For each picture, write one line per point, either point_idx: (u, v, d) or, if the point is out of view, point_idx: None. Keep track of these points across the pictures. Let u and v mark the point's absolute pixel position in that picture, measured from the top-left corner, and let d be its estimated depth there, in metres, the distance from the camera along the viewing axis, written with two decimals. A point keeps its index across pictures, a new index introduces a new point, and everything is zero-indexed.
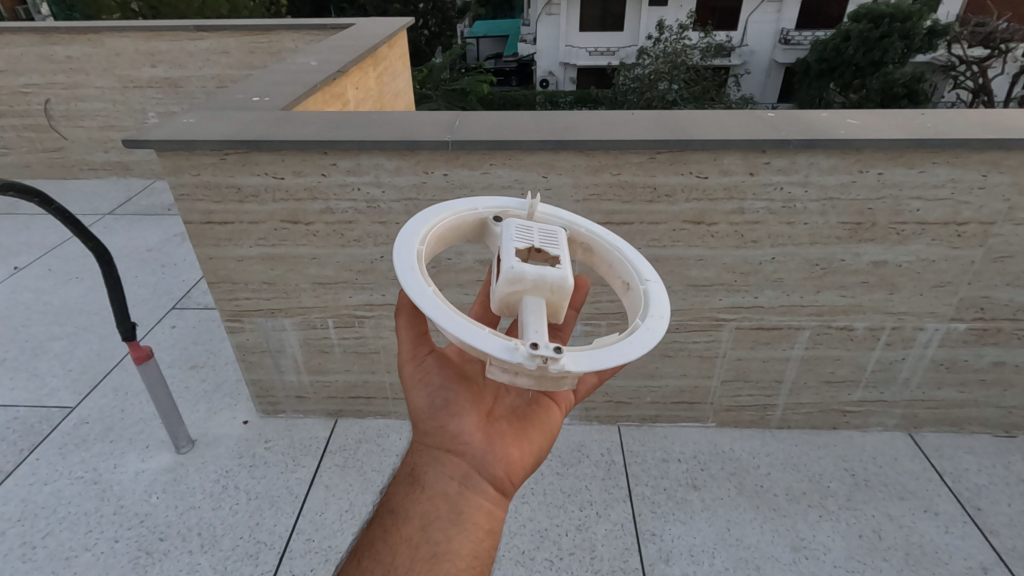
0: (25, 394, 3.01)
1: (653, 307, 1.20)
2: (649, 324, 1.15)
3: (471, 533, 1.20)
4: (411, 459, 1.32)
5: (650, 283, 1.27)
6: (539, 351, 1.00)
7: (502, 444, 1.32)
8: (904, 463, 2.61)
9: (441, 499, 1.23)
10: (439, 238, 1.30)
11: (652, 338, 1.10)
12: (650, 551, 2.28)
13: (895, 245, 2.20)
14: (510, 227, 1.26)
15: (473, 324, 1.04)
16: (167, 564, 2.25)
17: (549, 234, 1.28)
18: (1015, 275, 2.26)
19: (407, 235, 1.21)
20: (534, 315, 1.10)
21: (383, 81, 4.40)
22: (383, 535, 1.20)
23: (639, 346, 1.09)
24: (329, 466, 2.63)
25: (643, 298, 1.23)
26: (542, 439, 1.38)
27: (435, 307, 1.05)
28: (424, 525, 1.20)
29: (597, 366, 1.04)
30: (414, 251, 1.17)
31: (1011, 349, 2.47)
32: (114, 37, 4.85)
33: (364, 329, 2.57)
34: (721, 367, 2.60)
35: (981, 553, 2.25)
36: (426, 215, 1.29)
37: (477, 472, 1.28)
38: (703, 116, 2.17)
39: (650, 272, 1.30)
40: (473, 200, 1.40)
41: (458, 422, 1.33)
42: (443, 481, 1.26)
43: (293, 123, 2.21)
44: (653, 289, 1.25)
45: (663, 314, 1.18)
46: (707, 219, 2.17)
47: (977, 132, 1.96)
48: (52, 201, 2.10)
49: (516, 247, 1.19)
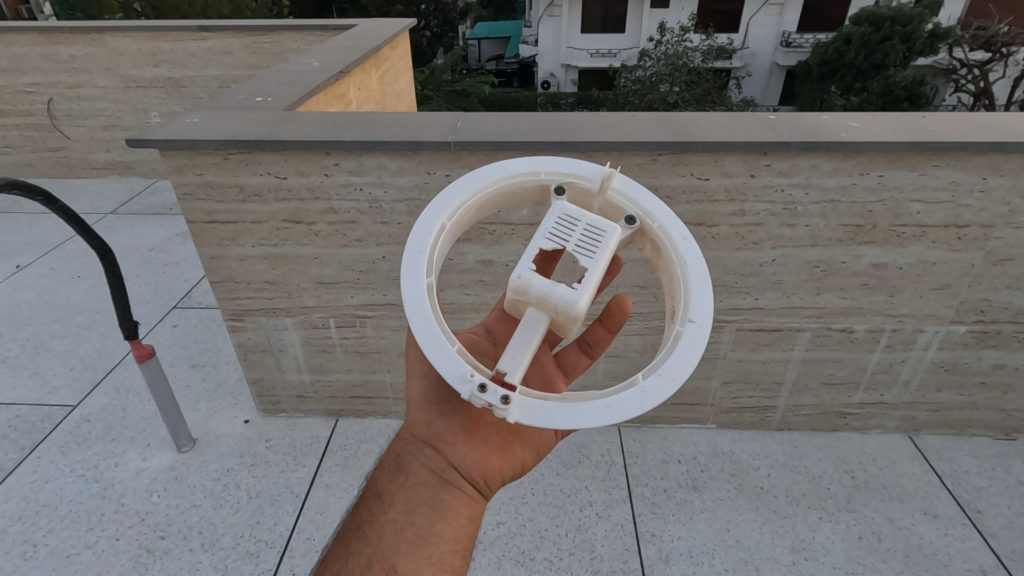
0: (27, 392, 3.02)
1: (670, 365, 1.12)
2: (644, 387, 1.10)
3: (453, 520, 1.25)
4: (398, 449, 1.37)
5: (694, 326, 1.14)
6: (483, 397, 1.06)
7: (487, 442, 1.36)
8: (904, 465, 2.62)
9: (425, 487, 1.29)
10: (482, 204, 1.31)
11: (631, 410, 1.07)
12: (649, 553, 2.28)
13: (896, 248, 2.21)
14: (554, 216, 1.19)
15: (444, 339, 1.11)
16: (167, 562, 2.25)
17: (595, 235, 1.17)
18: (1015, 278, 2.26)
19: (439, 204, 1.23)
20: (519, 338, 1.12)
21: (385, 81, 4.41)
22: (369, 517, 1.26)
23: (611, 413, 1.07)
24: (329, 466, 2.64)
25: (672, 344, 1.14)
26: (526, 443, 1.41)
27: (422, 309, 1.12)
28: (409, 511, 1.25)
29: (546, 423, 1.08)
30: (434, 229, 1.20)
31: (1011, 352, 2.47)
32: (118, 37, 4.87)
33: (365, 329, 2.57)
34: (722, 368, 2.61)
35: (980, 555, 2.26)
36: (473, 178, 1.28)
37: (460, 466, 1.32)
38: (706, 119, 2.17)
39: (704, 312, 1.15)
40: (543, 160, 1.32)
41: (447, 417, 1.37)
42: (427, 471, 1.31)
43: (296, 123, 2.22)
44: (689, 337, 1.13)
45: (673, 380, 1.10)
46: (708, 221, 2.18)
47: (978, 135, 1.97)
48: (55, 200, 2.11)
49: (540, 250, 1.15)
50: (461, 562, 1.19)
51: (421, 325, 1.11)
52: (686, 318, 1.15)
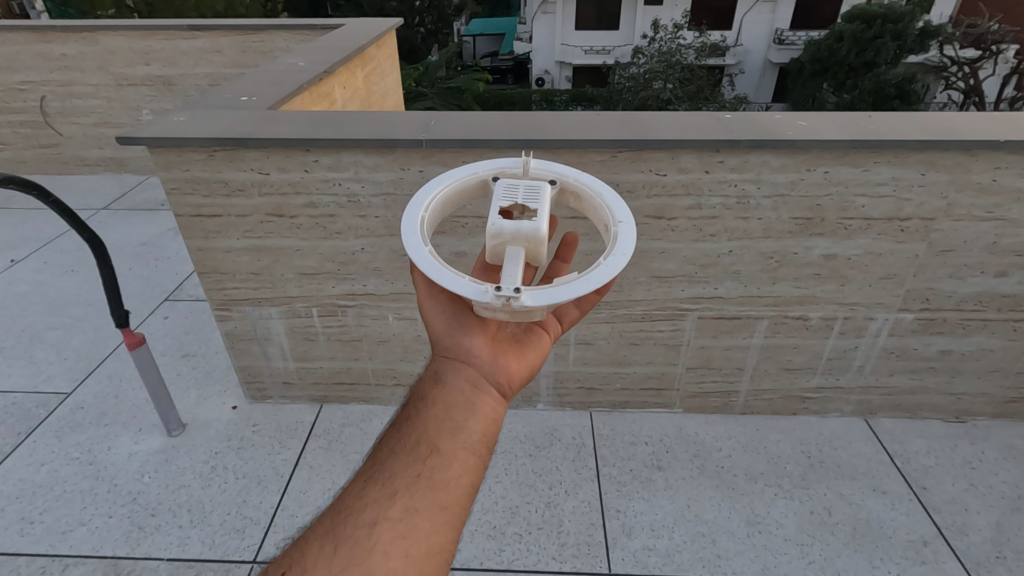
0: (23, 380, 3.14)
1: (619, 246, 1.29)
2: (609, 262, 1.26)
3: (484, 414, 1.24)
4: (432, 361, 1.35)
5: (623, 224, 1.34)
6: (502, 294, 1.19)
7: (506, 355, 1.36)
8: (858, 445, 2.77)
9: (459, 387, 1.28)
10: (444, 205, 1.45)
11: (606, 276, 1.23)
12: (613, 526, 2.43)
13: (844, 239, 2.35)
14: (499, 187, 1.39)
15: (455, 275, 1.23)
16: (158, 537, 2.38)
17: (534, 189, 1.38)
18: (956, 269, 2.41)
19: (415, 204, 1.37)
20: (509, 263, 1.25)
21: (371, 80, 4.52)
22: (411, 407, 1.24)
23: (595, 281, 1.22)
24: (313, 448, 2.77)
25: (614, 239, 1.32)
26: (536, 359, 1.41)
27: (430, 265, 1.24)
28: (446, 404, 1.23)
29: (554, 299, 1.19)
30: (417, 219, 1.33)
31: (957, 339, 2.62)
32: (109, 36, 4.96)
33: (347, 318, 2.70)
34: (686, 354, 2.74)
35: (922, 528, 2.41)
36: (430, 185, 1.42)
37: (485, 374, 1.31)
38: (664, 118, 2.31)
39: (626, 213, 1.37)
40: (476, 165, 1.51)
41: (471, 337, 1.37)
42: (459, 376, 1.30)
43: (278, 122, 2.34)
44: (625, 230, 1.33)
45: (624, 254, 1.27)
46: (667, 214, 2.32)
47: (914, 134, 2.11)
48: (50, 194, 2.22)
49: (499, 207, 1.33)
50: (488, 452, 1.19)
51: (436, 273, 1.23)
52: (615, 220, 1.36)
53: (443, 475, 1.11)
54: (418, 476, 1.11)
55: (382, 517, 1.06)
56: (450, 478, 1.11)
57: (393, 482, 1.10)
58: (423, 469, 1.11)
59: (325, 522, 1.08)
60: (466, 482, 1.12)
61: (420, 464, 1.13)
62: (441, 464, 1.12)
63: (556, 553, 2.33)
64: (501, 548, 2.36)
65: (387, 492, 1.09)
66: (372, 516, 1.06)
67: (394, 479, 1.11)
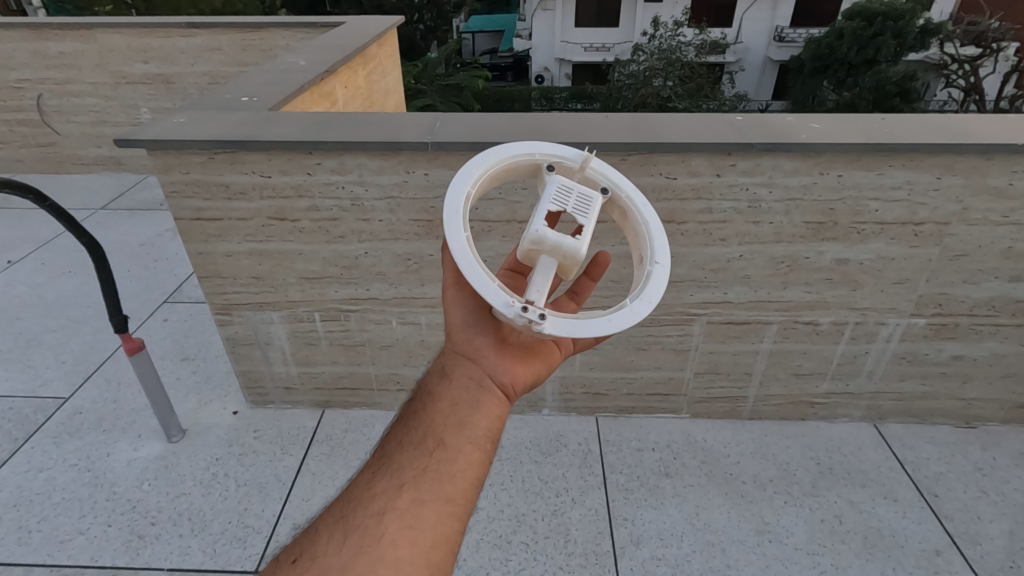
0: (19, 384, 3.09)
1: (647, 291, 1.29)
2: (634, 307, 1.26)
3: (493, 410, 1.22)
4: (441, 353, 1.33)
5: (659, 265, 1.32)
6: (526, 315, 1.15)
7: (518, 354, 1.32)
8: (868, 452, 2.73)
9: (465, 383, 1.24)
10: (490, 180, 1.39)
11: (627, 321, 1.23)
12: (621, 535, 2.39)
13: (857, 244, 2.31)
14: (552, 187, 1.33)
15: (485, 276, 1.18)
16: (158, 546, 2.34)
17: (586, 201, 1.32)
18: (969, 274, 2.37)
19: (464, 176, 1.31)
20: (539, 277, 1.23)
21: (372, 79, 4.47)
22: (418, 401, 1.22)
23: (616, 324, 1.23)
24: (315, 455, 2.73)
25: (646, 280, 1.31)
26: (544, 363, 1.37)
27: (464, 256, 1.19)
28: (452, 399, 1.21)
29: (572, 333, 1.20)
30: (462, 196, 1.27)
31: (969, 344, 2.58)
32: (106, 34, 4.89)
33: (350, 322, 2.66)
34: (694, 359, 2.70)
35: (935, 537, 2.37)
36: (484, 158, 1.36)
37: (492, 371, 1.27)
38: (674, 120, 2.26)
39: (666, 254, 1.34)
40: (534, 143, 1.44)
41: (483, 333, 1.33)
42: (468, 370, 1.27)
43: (280, 123, 2.29)
44: (659, 273, 1.31)
45: (649, 302, 1.27)
46: (677, 218, 2.27)
47: (929, 138, 2.06)
48: (45, 198, 2.17)
49: (547, 211, 1.27)
50: (494, 448, 1.17)
51: (468, 269, 1.18)
52: (653, 258, 1.34)
53: (449, 469, 1.09)
54: (424, 469, 1.09)
55: (389, 508, 1.05)
56: (456, 472, 1.09)
57: (399, 474, 1.09)
58: (429, 462, 1.10)
59: (333, 512, 1.08)
60: (472, 476, 1.10)
61: (426, 456, 1.11)
62: (447, 458, 1.11)
63: (564, 562, 2.29)
64: (507, 557, 2.32)
65: (394, 484, 1.08)
66: (380, 506, 1.05)
67: (401, 471, 1.09)
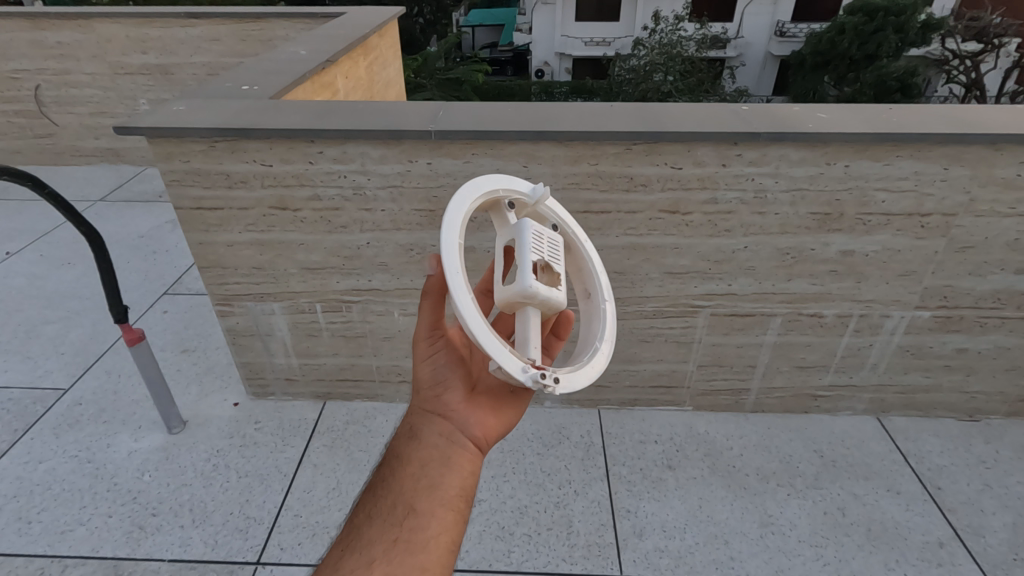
0: (19, 376, 3.07)
1: (605, 329, 1.50)
2: (602, 347, 1.45)
3: (459, 470, 1.31)
4: (410, 416, 1.42)
5: (607, 303, 1.55)
6: (544, 380, 1.22)
7: (483, 408, 1.42)
8: (871, 444, 2.73)
9: (435, 444, 1.35)
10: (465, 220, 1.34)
11: (602, 362, 1.41)
12: (625, 527, 2.38)
13: (862, 235, 2.29)
14: (528, 232, 1.33)
15: (499, 344, 1.20)
16: (159, 538, 2.32)
17: (556, 247, 1.38)
18: (975, 265, 2.35)
19: (450, 225, 1.23)
20: (531, 333, 1.30)
21: (372, 70, 4.43)
22: (388, 471, 1.32)
23: (596, 367, 1.39)
24: (317, 446, 2.72)
25: (602, 317, 1.51)
26: (514, 410, 1.47)
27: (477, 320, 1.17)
28: (423, 462, 1.31)
29: (576, 387, 1.30)
30: (456, 249, 1.21)
31: (973, 337, 2.57)
32: (104, 23, 4.85)
33: (352, 314, 2.64)
34: (698, 352, 2.69)
35: (939, 529, 2.37)
36: (460, 201, 1.30)
37: (462, 427, 1.38)
38: (678, 109, 2.25)
39: (608, 291, 1.57)
40: (494, 179, 1.44)
41: (447, 392, 1.43)
42: (435, 433, 1.37)
43: (281, 112, 2.27)
44: (608, 310, 1.53)
45: (609, 339, 1.48)
46: (682, 209, 2.25)
47: (937, 127, 2.05)
48: (44, 186, 2.14)
49: (532, 261, 1.28)
50: (465, 506, 1.26)
51: (485, 336, 1.17)
52: (602, 297, 1.55)
53: (422, 536, 1.19)
54: (396, 540, 1.19)
55: None
56: (428, 538, 1.19)
57: (371, 549, 1.18)
58: (401, 533, 1.20)
59: None
60: (445, 540, 1.19)
61: (397, 527, 1.21)
62: (416, 527, 1.21)
63: (566, 554, 2.28)
64: (510, 549, 2.31)
65: (365, 560, 1.17)
66: None
67: (371, 546, 1.19)
